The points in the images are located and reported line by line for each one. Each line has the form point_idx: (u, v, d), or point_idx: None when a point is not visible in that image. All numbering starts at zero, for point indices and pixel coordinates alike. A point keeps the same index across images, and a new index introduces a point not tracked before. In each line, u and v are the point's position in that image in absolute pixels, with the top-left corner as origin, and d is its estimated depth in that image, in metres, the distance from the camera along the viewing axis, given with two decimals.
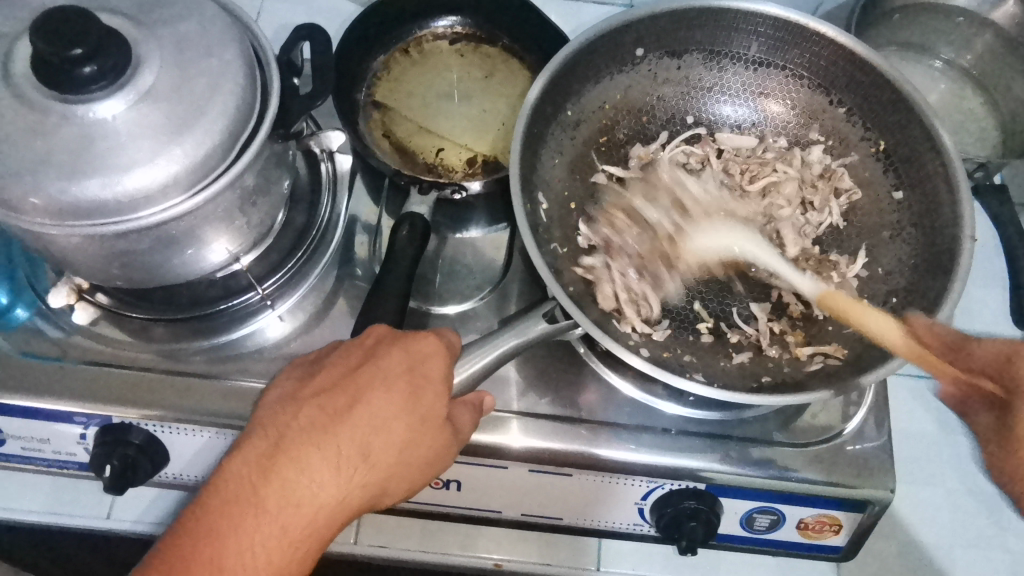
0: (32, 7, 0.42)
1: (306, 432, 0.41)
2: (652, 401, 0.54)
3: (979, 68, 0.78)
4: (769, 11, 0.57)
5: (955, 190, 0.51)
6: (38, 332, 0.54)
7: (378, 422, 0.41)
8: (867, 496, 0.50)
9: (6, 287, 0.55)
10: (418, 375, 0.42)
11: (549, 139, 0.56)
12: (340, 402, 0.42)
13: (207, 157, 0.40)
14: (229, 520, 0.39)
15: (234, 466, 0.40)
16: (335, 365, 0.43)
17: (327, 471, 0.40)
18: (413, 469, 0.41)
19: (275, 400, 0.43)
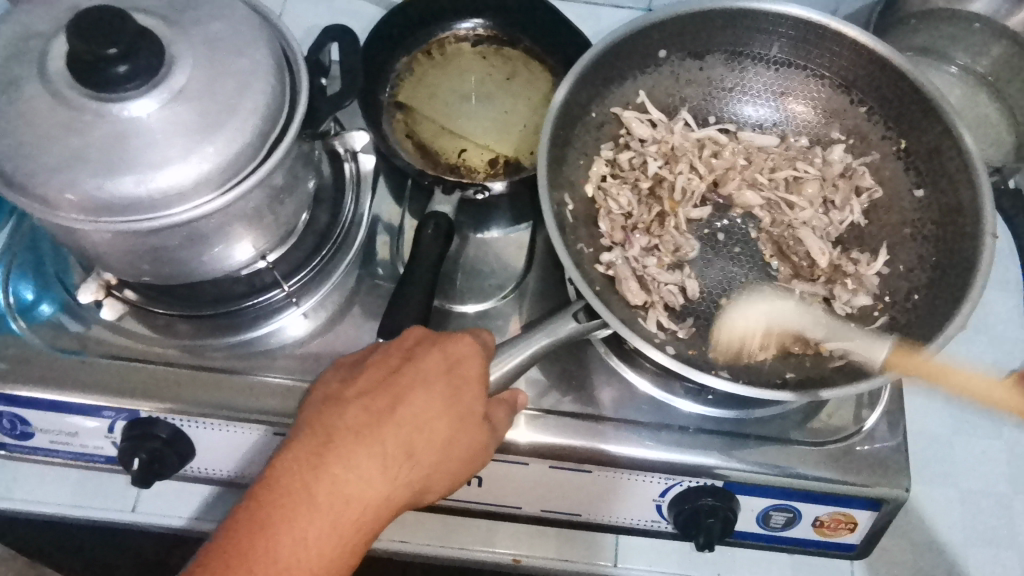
0: (68, 6, 0.42)
1: (352, 431, 0.41)
2: (670, 399, 0.54)
3: (996, 73, 0.78)
4: (791, 12, 0.57)
5: (978, 191, 0.51)
6: (63, 327, 0.54)
7: (422, 420, 0.41)
8: (883, 494, 0.51)
9: (35, 284, 0.56)
10: (458, 375, 0.42)
11: (575, 141, 0.57)
12: (383, 401, 0.42)
13: (237, 156, 0.41)
14: (276, 524, 0.38)
15: (281, 466, 0.39)
16: (375, 366, 0.43)
17: (374, 470, 0.40)
18: (456, 468, 0.41)
19: (316, 401, 0.42)
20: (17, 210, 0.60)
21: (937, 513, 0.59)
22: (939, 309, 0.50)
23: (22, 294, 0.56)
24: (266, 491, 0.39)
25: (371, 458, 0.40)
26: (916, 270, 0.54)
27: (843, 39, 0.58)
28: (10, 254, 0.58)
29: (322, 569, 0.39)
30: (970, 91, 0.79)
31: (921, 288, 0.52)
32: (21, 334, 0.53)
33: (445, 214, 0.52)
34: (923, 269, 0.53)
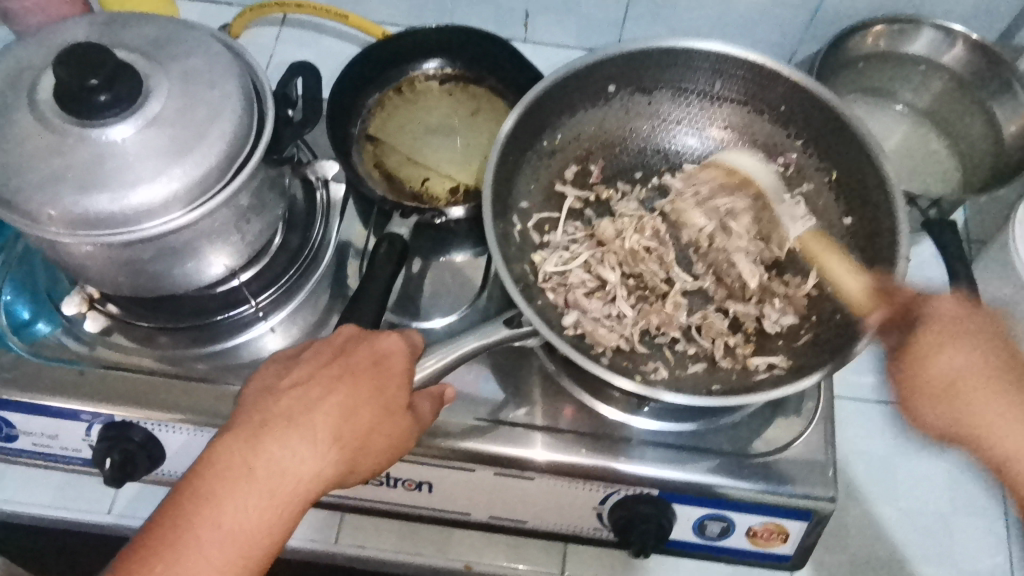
0: (58, 44, 0.47)
1: (287, 414, 0.44)
2: (623, 417, 0.57)
3: (938, 112, 0.84)
4: (728, 53, 0.62)
5: (897, 219, 0.56)
6: (59, 343, 0.58)
7: (350, 407, 0.44)
8: (810, 505, 0.53)
9: (32, 304, 0.60)
10: (383, 368, 0.46)
11: (526, 167, 0.63)
12: (317, 388, 0.45)
13: (204, 177, 0.45)
14: (215, 497, 0.41)
15: (220, 444, 0.43)
16: (310, 359, 0.46)
17: (306, 448, 0.43)
18: (382, 449, 0.45)
19: (256, 390, 0.46)
20: (10, 233, 0.64)
21: (877, 529, 0.62)
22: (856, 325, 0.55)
23: (17, 312, 0.60)
24: (205, 467, 0.42)
25: (303, 438, 0.43)
26: (841, 292, 0.59)
27: (778, 78, 0.62)
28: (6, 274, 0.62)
29: (253, 539, 0.41)
30: (916, 129, 0.84)
31: (844, 309, 0.57)
32: (18, 348, 0.57)
33: (400, 236, 0.56)
34: (847, 290, 0.58)
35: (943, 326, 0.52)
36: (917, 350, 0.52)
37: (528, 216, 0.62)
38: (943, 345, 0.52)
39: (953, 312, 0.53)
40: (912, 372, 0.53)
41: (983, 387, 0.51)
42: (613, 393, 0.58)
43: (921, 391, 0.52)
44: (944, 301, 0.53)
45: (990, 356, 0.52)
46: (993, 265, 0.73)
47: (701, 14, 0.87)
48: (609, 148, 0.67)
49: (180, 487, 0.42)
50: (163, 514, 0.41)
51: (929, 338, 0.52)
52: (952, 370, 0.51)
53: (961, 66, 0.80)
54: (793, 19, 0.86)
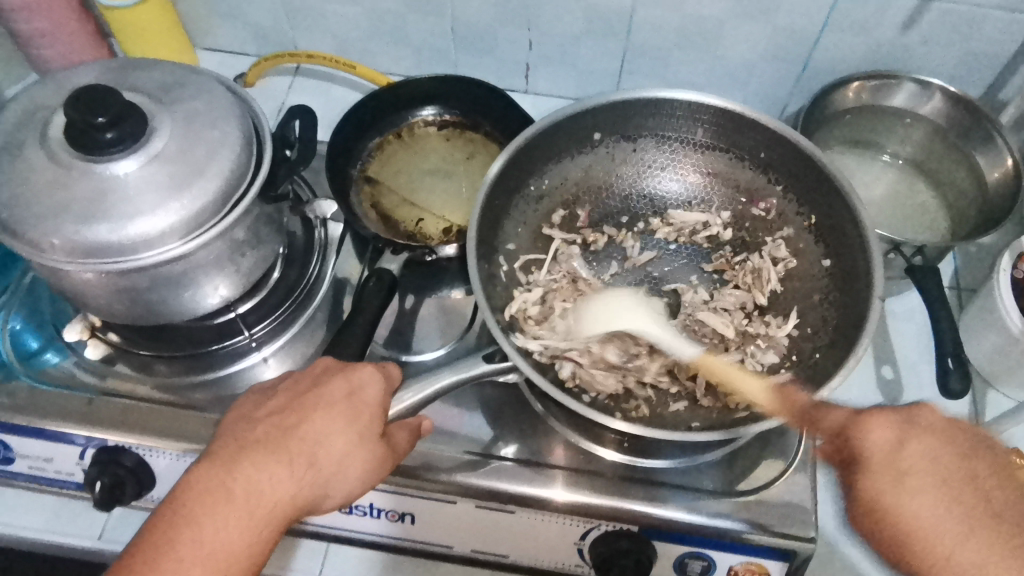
0: (74, 85, 0.51)
1: (264, 440, 0.45)
2: (615, 455, 0.57)
3: (925, 163, 0.86)
4: (708, 102, 0.65)
5: (870, 261, 0.58)
6: (67, 372, 0.60)
7: (324, 436, 0.46)
8: (791, 545, 0.53)
9: (44, 333, 0.63)
10: (358, 398, 0.47)
11: (513, 211, 0.66)
12: (293, 416, 0.46)
13: (201, 211, 0.48)
14: (191, 518, 0.42)
15: (200, 469, 0.44)
16: (288, 388, 0.48)
17: (280, 472, 0.44)
18: (355, 476, 0.45)
19: (235, 418, 0.47)
20: (21, 265, 0.66)
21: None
22: (835, 362, 0.56)
23: (23, 341, 0.62)
24: (183, 489, 0.43)
25: (278, 463, 0.45)
26: (820, 332, 0.60)
27: (757, 126, 0.65)
28: (14, 304, 0.64)
29: (227, 562, 0.42)
30: (904, 179, 0.86)
31: (822, 348, 0.59)
32: (21, 375, 0.59)
33: (390, 271, 0.58)
34: (826, 330, 0.60)
35: (886, 466, 0.48)
36: (870, 502, 0.49)
37: (515, 257, 0.65)
38: (889, 491, 0.48)
39: (887, 443, 0.49)
40: (871, 520, 0.49)
41: (962, 536, 0.46)
42: (613, 436, 0.57)
43: (898, 551, 0.48)
44: (878, 427, 0.49)
45: (957, 490, 0.47)
46: (980, 312, 0.73)
47: (694, 67, 0.91)
48: (596, 193, 0.70)
49: (159, 507, 0.43)
50: (141, 534, 0.42)
51: (877, 483, 0.48)
52: (927, 523, 0.47)
53: (942, 117, 0.82)
54: (782, 73, 0.89)
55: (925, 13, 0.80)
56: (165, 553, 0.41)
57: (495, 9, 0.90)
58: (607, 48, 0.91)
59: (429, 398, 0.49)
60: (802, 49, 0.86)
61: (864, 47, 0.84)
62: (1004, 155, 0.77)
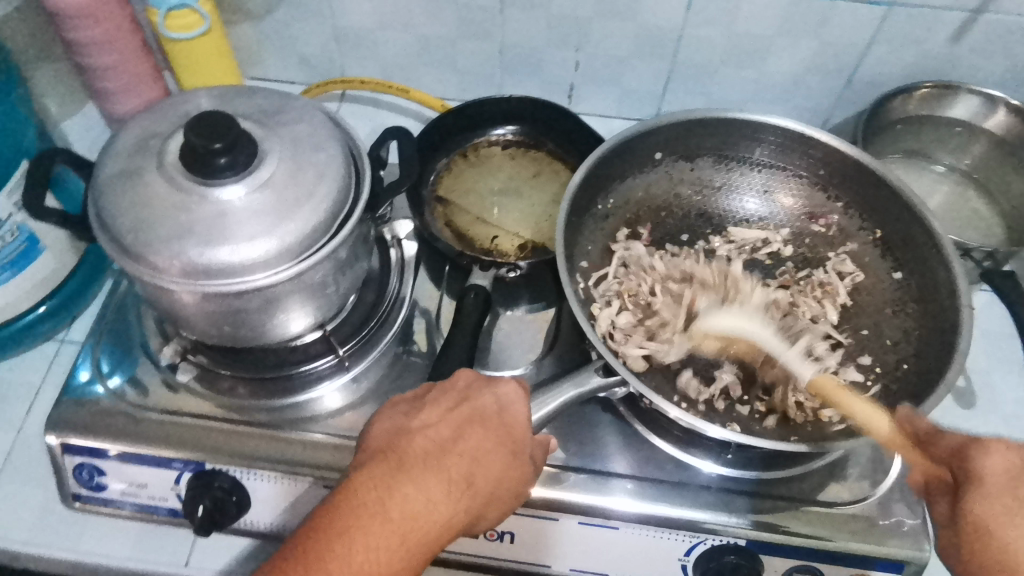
0: (183, 114, 0.52)
1: (422, 457, 0.47)
2: (683, 455, 0.58)
3: (980, 171, 0.87)
4: (774, 122, 0.66)
5: (952, 272, 0.58)
6: (120, 393, 0.60)
7: (481, 453, 0.48)
8: (904, 555, 0.53)
9: (113, 357, 0.63)
10: (508, 415, 0.50)
11: (585, 229, 0.65)
12: (449, 431, 0.49)
13: (313, 232, 0.49)
14: (359, 527, 0.44)
15: (363, 478, 0.46)
16: (435, 405, 0.50)
17: (439, 490, 0.46)
18: (506, 497, 0.49)
19: (387, 430, 0.50)
20: (120, 276, 0.69)
21: None
22: (927, 371, 0.56)
23: (111, 355, 0.63)
24: (348, 497, 0.45)
25: (438, 481, 0.46)
26: (902, 344, 0.60)
27: (819, 145, 0.66)
28: (106, 315, 0.66)
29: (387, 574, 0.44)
30: (957, 189, 0.87)
31: (910, 359, 0.58)
32: (99, 389, 0.60)
33: (484, 287, 0.61)
34: (908, 341, 0.59)
35: (1004, 492, 0.45)
36: (977, 524, 0.45)
37: (588, 274, 0.64)
38: (995, 511, 0.44)
39: (1006, 470, 0.45)
40: (961, 540, 0.46)
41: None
42: (671, 430, 0.59)
43: None
44: (994, 454, 0.45)
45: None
46: None
47: (740, 83, 0.87)
48: (656, 213, 0.69)
49: (322, 511, 0.45)
50: (306, 538, 0.44)
51: (987, 505, 0.45)
52: None
53: (1002, 129, 0.82)
54: (828, 87, 0.85)
55: (975, 24, 0.77)
56: (334, 556, 0.43)
57: (546, 29, 0.85)
58: (653, 67, 0.87)
59: (553, 411, 0.52)
60: (845, 65, 0.83)
61: (911, 59, 0.82)
62: None
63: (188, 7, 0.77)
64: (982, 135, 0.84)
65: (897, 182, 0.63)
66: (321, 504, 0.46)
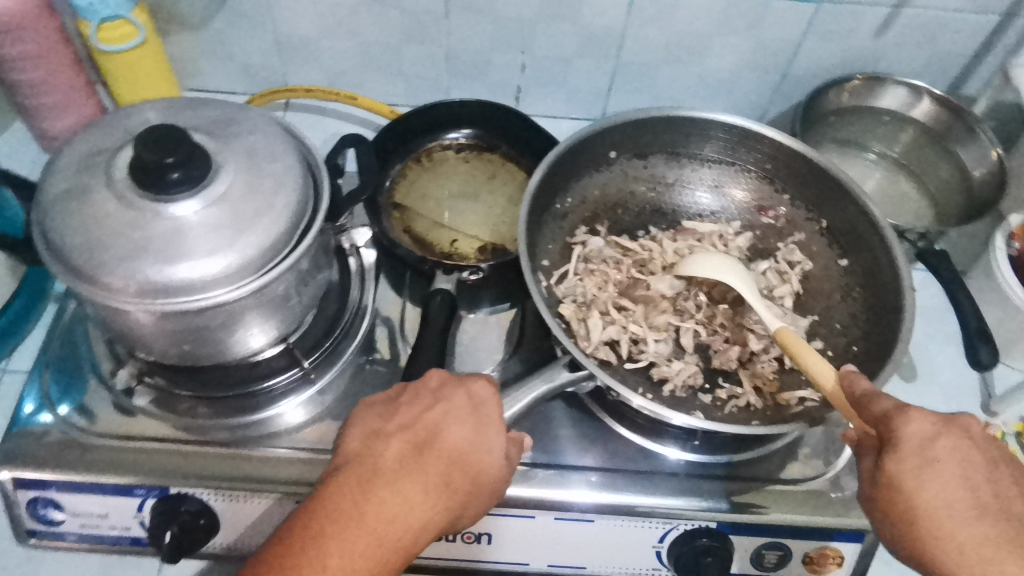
0: (129, 129, 0.51)
1: (397, 461, 0.48)
2: (649, 444, 0.60)
3: (907, 157, 0.92)
4: (722, 120, 0.68)
5: (894, 256, 0.61)
6: (67, 422, 0.58)
7: (457, 453, 0.49)
8: (863, 525, 0.56)
9: (60, 385, 0.60)
10: (483, 414, 0.50)
11: (544, 229, 0.66)
12: (425, 433, 0.49)
13: (274, 243, 0.48)
14: (333, 533, 0.45)
15: (338, 485, 0.47)
16: (409, 408, 0.51)
17: (416, 493, 0.47)
18: (485, 496, 0.49)
19: (362, 435, 0.50)
20: (68, 299, 0.66)
21: None
22: (877, 351, 0.59)
23: (59, 382, 0.61)
24: (322, 505, 0.45)
25: (414, 484, 0.47)
26: (851, 327, 0.63)
27: (766, 140, 0.68)
28: (53, 341, 0.63)
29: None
30: (888, 175, 0.92)
31: (859, 341, 0.61)
32: (49, 418, 0.58)
33: (448, 291, 0.62)
34: (857, 325, 0.62)
35: (916, 453, 0.47)
36: (892, 479, 0.47)
37: (550, 273, 0.66)
38: (908, 468, 0.47)
39: (924, 433, 0.47)
40: (882, 495, 0.48)
41: (964, 524, 0.46)
42: (637, 420, 0.60)
43: (901, 532, 0.48)
44: (915, 420, 0.47)
45: (973, 484, 0.47)
46: (989, 289, 0.78)
47: (681, 80, 0.90)
48: (613, 210, 0.71)
49: (298, 517, 0.45)
50: (281, 544, 0.44)
51: (904, 466, 0.47)
52: (940, 507, 0.47)
53: (928, 118, 0.87)
54: (763, 81, 0.89)
55: (897, 19, 0.82)
56: (308, 562, 0.43)
57: (491, 34, 0.85)
58: (598, 68, 0.89)
59: (523, 409, 0.52)
60: (781, 59, 0.86)
61: (839, 53, 0.86)
62: (988, 150, 0.83)
63: (121, 18, 0.75)
64: (909, 123, 0.89)
65: (840, 173, 0.66)
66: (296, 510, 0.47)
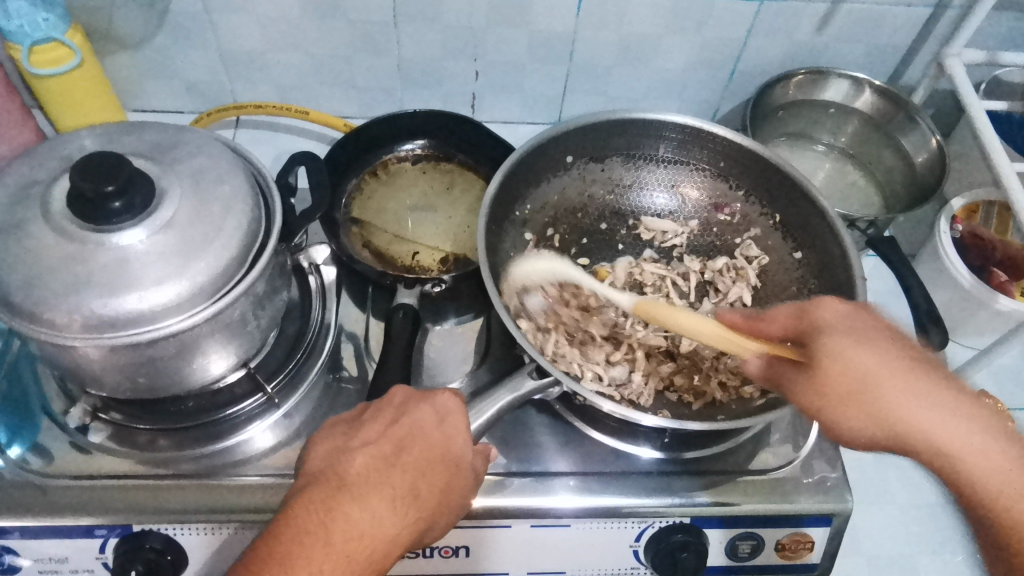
0: (67, 157, 0.49)
1: (364, 475, 0.47)
2: (620, 445, 0.60)
3: (855, 147, 0.95)
4: (674, 121, 0.69)
5: (844, 247, 0.62)
6: (21, 464, 0.55)
7: (423, 467, 0.48)
8: (833, 509, 0.57)
9: (8, 426, 0.58)
10: (448, 425, 0.50)
11: (505, 237, 0.66)
12: (391, 446, 0.49)
13: (227, 267, 0.47)
14: (300, 551, 0.43)
15: (304, 504, 0.46)
16: (373, 422, 0.50)
17: (384, 508, 0.46)
18: (455, 506, 0.49)
19: (327, 452, 0.49)
20: (13, 335, 0.63)
21: (884, 531, 0.67)
22: None
23: (7, 423, 0.58)
24: (287, 524, 0.44)
25: (382, 498, 0.47)
26: None
27: (718, 138, 0.69)
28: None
29: None
30: (837, 165, 0.94)
31: None
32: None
33: (411, 305, 0.61)
34: None
35: (848, 327, 0.50)
36: (829, 352, 0.49)
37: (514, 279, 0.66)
38: (843, 346, 0.49)
39: (842, 315, 0.51)
40: (821, 394, 0.49)
41: (898, 381, 0.47)
42: (608, 423, 0.60)
43: (840, 401, 0.48)
44: (827, 305, 0.51)
45: (903, 354, 0.49)
46: (936, 271, 0.81)
47: (634, 82, 0.91)
48: (572, 215, 0.72)
49: (263, 538, 0.44)
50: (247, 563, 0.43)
51: (836, 338, 0.49)
52: (863, 369, 0.48)
53: (871, 109, 0.90)
54: (713, 78, 0.90)
55: (836, 13, 0.84)
56: None
57: (442, 43, 0.85)
58: (551, 73, 0.89)
59: (490, 421, 0.51)
60: (730, 56, 0.88)
61: (784, 48, 0.88)
62: (928, 136, 0.85)
63: (55, 40, 0.72)
64: (853, 114, 0.91)
65: (791, 168, 0.66)
66: (262, 532, 0.46)
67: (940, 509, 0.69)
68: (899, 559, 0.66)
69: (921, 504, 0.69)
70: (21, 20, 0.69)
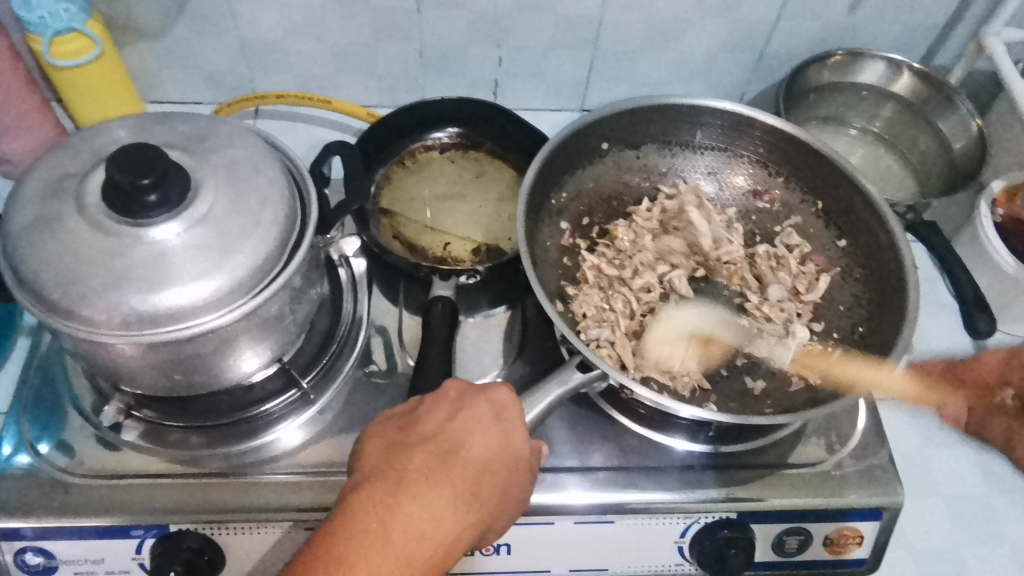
0: (99, 151, 0.48)
1: (422, 471, 0.46)
2: (653, 435, 0.58)
3: (888, 130, 0.92)
4: (714, 106, 0.67)
5: (893, 233, 0.60)
6: (50, 461, 0.55)
7: (484, 462, 0.47)
8: (884, 502, 0.56)
9: (39, 421, 0.57)
10: (506, 421, 0.48)
11: (543, 226, 0.64)
12: (449, 441, 0.47)
13: (265, 261, 0.45)
14: (358, 549, 0.42)
15: (362, 502, 0.44)
16: (429, 417, 0.49)
17: (445, 506, 0.45)
18: (513, 504, 0.48)
19: (383, 447, 0.48)
20: (43, 330, 0.62)
21: (929, 525, 0.66)
22: (886, 333, 0.58)
23: (39, 418, 0.57)
24: (347, 524, 0.43)
25: (442, 496, 0.45)
26: (854, 307, 0.63)
27: (758, 124, 0.67)
28: (29, 380, 0.59)
29: None
30: (869, 149, 0.92)
31: (864, 321, 0.61)
32: (27, 459, 0.54)
33: (448, 297, 0.60)
34: (860, 305, 0.62)
35: None
36: None
37: (552, 269, 0.64)
38: None
39: None
40: None
41: None
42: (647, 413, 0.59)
43: None
44: None
45: None
46: (977, 257, 0.79)
47: (659, 66, 0.88)
48: (608, 203, 0.70)
49: (322, 534, 0.43)
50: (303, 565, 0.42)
51: None
52: None
53: (907, 92, 0.87)
54: (741, 62, 0.88)
55: None
56: None
57: (465, 28, 0.83)
58: (575, 58, 0.87)
59: (538, 416, 0.50)
60: (761, 36, 0.85)
61: (817, 29, 0.85)
62: (968, 120, 0.83)
63: (75, 31, 0.70)
64: (887, 98, 0.89)
65: (832, 152, 0.65)
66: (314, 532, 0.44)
67: (991, 501, 0.67)
68: (947, 554, 0.64)
69: (970, 497, 0.67)
70: (41, 10, 0.67)
